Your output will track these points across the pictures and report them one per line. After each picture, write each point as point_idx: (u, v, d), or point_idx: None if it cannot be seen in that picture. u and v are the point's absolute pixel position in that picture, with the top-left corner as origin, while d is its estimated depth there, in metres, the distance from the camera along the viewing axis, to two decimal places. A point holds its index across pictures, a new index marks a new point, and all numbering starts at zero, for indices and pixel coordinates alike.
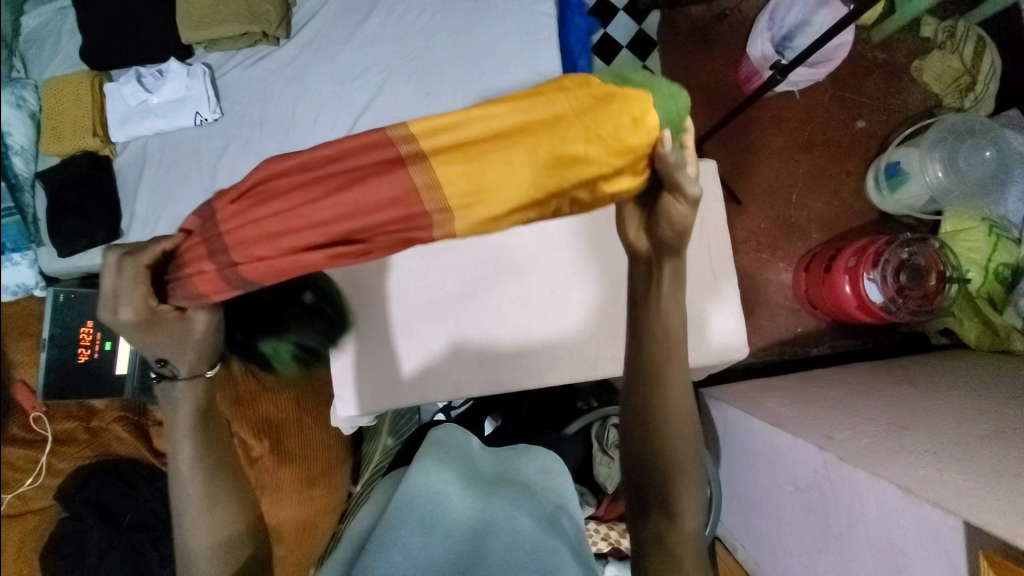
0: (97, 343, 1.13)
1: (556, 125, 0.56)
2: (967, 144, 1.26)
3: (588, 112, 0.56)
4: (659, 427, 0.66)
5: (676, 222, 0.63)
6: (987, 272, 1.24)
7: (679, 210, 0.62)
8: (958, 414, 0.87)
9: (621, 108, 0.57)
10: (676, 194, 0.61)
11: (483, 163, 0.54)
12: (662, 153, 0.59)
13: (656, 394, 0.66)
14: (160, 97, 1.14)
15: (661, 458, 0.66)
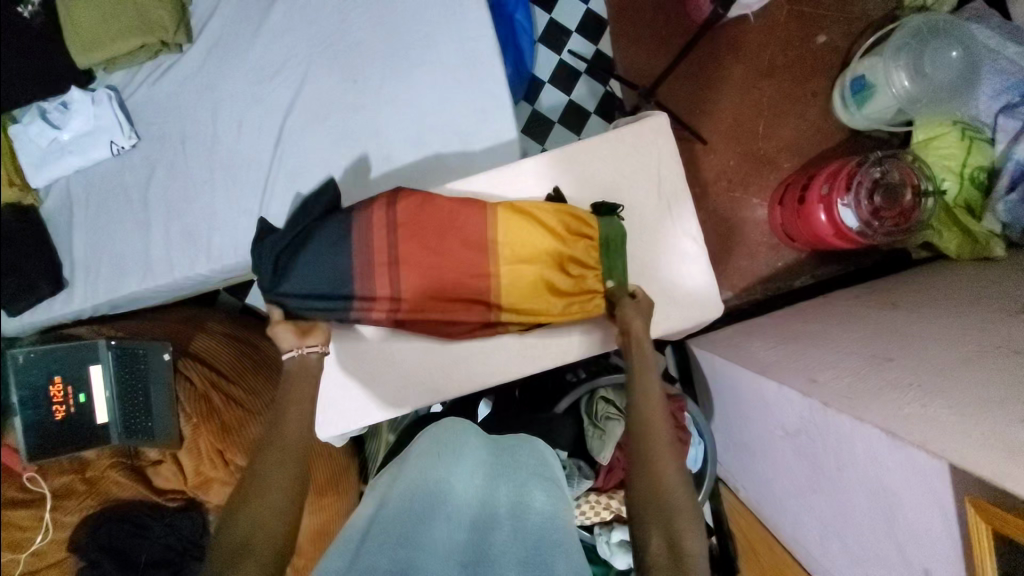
0: (70, 398, 1.11)
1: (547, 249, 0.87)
2: (930, 48, 1.21)
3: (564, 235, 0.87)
4: (647, 429, 0.74)
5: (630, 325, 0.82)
6: (963, 178, 1.20)
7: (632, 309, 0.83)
8: (940, 336, 0.86)
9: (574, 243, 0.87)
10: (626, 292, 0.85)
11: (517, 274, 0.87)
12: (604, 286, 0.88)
13: (643, 420, 0.74)
14: (70, 132, 1.05)
15: (653, 481, 0.69)
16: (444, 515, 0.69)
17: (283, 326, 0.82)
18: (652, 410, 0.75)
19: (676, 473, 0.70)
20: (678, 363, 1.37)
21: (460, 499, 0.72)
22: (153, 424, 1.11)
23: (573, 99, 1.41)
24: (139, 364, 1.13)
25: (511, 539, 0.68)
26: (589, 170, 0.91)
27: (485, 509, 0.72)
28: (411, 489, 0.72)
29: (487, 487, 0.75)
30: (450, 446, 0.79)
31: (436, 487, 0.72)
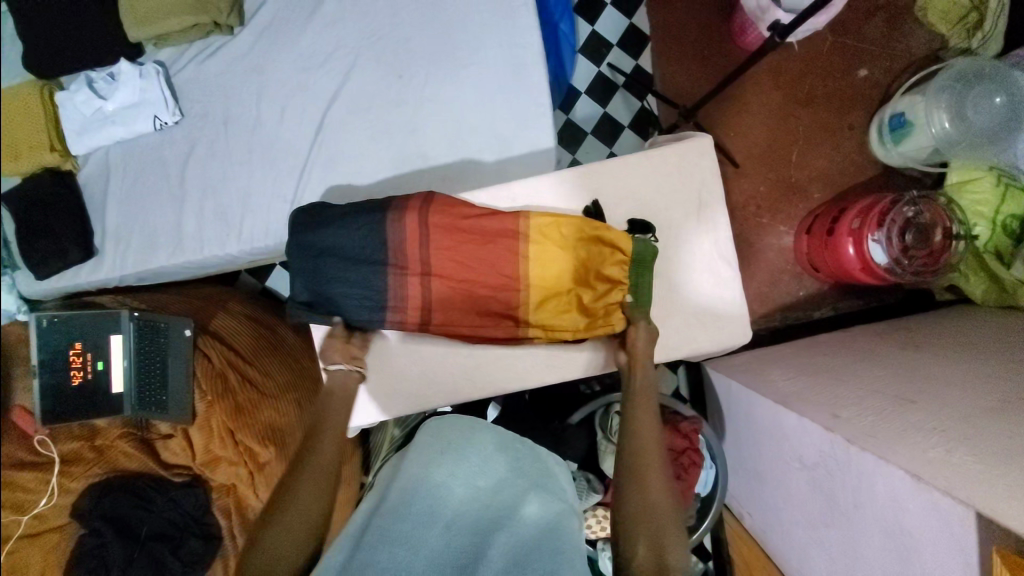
0: (88, 364, 1.10)
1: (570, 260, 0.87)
2: (975, 91, 1.20)
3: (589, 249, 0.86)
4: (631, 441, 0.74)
5: (642, 342, 0.84)
6: (994, 225, 1.20)
7: (643, 335, 0.85)
8: (968, 382, 0.85)
9: (597, 256, 0.87)
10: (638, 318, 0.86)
11: (547, 279, 0.86)
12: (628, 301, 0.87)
13: (634, 433, 0.74)
14: (115, 103, 1.07)
15: (639, 492, 0.69)
16: (442, 524, 0.68)
17: (332, 342, 0.88)
18: (644, 428, 0.75)
19: (666, 499, 0.69)
20: (691, 384, 1.37)
21: (459, 501, 0.72)
22: (167, 397, 1.12)
23: (609, 112, 1.42)
24: (160, 337, 1.13)
25: (508, 545, 0.67)
26: (628, 186, 0.91)
27: (491, 513, 0.72)
28: (410, 489, 0.72)
29: (486, 493, 0.74)
30: (454, 444, 0.79)
31: (432, 491, 0.72)
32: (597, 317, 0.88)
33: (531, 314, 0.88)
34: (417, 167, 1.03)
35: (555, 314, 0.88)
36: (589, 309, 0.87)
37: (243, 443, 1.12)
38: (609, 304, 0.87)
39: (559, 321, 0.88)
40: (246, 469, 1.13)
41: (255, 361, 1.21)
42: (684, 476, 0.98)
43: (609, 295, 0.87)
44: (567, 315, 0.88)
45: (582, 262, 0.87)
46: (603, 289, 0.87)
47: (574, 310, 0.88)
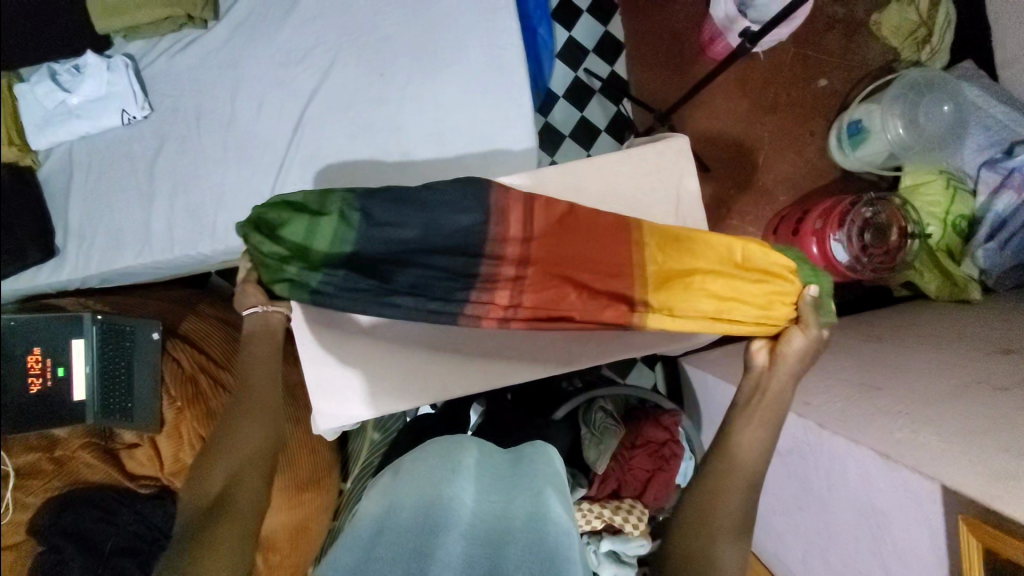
0: (47, 370, 1.02)
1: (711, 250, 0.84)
2: (925, 100, 1.28)
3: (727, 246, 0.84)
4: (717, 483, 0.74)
5: (790, 342, 0.81)
6: (947, 224, 1.27)
7: (797, 342, 0.81)
8: (925, 369, 0.91)
9: (747, 251, 0.83)
10: (801, 323, 0.81)
11: (670, 264, 0.84)
12: (804, 298, 0.81)
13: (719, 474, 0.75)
14: (80, 96, 1.02)
15: (708, 546, 0.70)
16: (458, 529, 0.68)
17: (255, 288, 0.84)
18: (734, 462, 0.75)
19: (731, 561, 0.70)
20: (668, 380, 1.39)
21: (468, 512, 0.72)
22: (133, 404, 1.07)
23: (585, 115, 1.45)
24: (125, 340, 1.09)
25: (526, 551, 0.66)
26: (610, 183, 0.93)
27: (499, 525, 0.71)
28: (421, 505, 0.71)
29: (499, 505, 0.74)
30: (457, 463, 0.78)
31: (447, 502, 0.71)
32: (749, 305, 0.81)
33: (650, 296, 0.82)
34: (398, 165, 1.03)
35: (692, 297, 0.82)
36: (737, 296, 0.81)
37: None
38: (763, 294, 0.81)
39: (684, 306, 0.81)
40: None
41: (228, 365, 1.18)
42: (665, 465, 1.01)
43: (765, 284, 0.81)
44: (707, 299, 0.81)
45: (730, 253, 0.84)
46: (763, 277, 0.81)
47: (718, 295, 0.82)
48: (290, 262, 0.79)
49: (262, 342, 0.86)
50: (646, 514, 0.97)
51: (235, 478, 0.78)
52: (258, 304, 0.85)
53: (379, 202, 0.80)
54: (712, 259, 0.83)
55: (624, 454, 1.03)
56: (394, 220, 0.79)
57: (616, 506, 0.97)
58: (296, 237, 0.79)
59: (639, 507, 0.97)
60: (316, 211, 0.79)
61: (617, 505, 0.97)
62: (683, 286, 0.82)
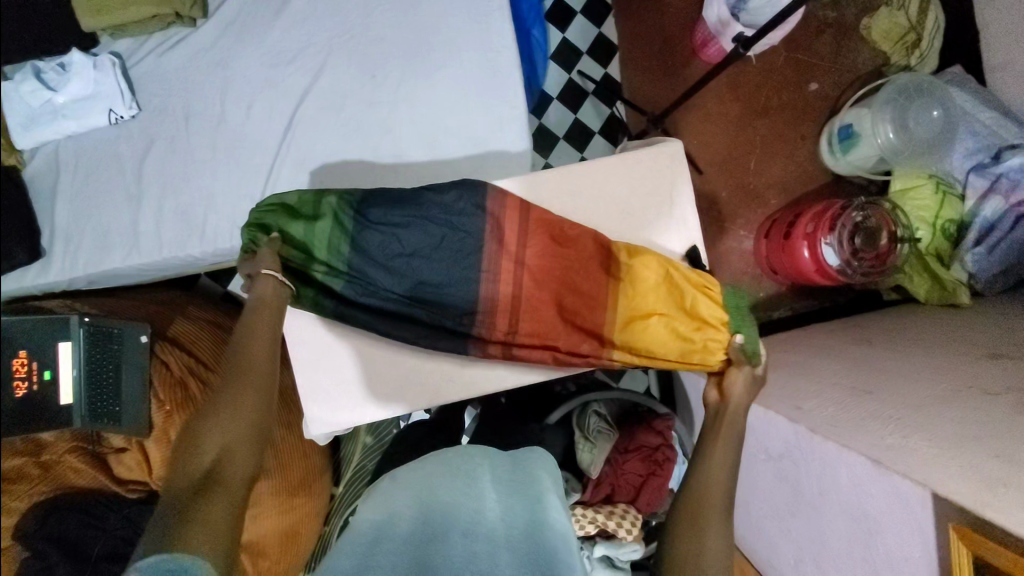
0: (34, 373, 1.02)
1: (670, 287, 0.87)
2: (917, 104, 1.28)
3: (682, 284, 0.86)
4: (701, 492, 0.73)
5: (732, 386, 0.81)
6: (936, 229, 1.29)
7: (739, 383, 0.81)
8: (912, 373, 0.91)
9: (694, 293, 0.85)
10: (740, 365, 0.82)
11: (635, 301, 0.88)
12: (733, 344, 0.83)
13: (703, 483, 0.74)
14: (66, 95, 1.01)
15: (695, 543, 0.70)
16: (458, 533, 0.69)
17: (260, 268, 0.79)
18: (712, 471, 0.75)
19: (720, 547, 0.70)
20: (660, 383, 1.40)
21: (471, 512, 0.73)
22: (120, 408, 1.05)
23: (579, 117, 1.45)
24: (112, 344, 1.07)
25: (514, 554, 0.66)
26: (604, 187, 0.93)
27: (500, 526, 0.72)
28: (425, 511, 0.73)
29: (501, 507, 0.74)
30: (465, 468, 0.80)
31: (447, 508, 0.73)
32: (686, 353, 0.85)
33: (616, 335, 0.88)
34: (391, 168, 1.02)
35: (642, 341, 0.87)
36: (679, 341, 0.85)
37: None
38: (700, 342, 0.84)
39: (643, 347, 0.88)
40: None
41: (218, 367, 1.16)
42: (659, 470, 1.01)
43: (702, 332, 0.84)
44: (655, 346, 0.87)
45: (680, 293, 0.86)
46: (700, 324, 0.85)
47: (663, 342, 0.86)
48: (298, 260, 0.82)
49: (266, 308, 0.77)
50: (639, 519, 0.97)
51: (223, 454, 0.67)
52: (273, 270, 0.78)
53: (373, 203, 0.85)
54: (665, 300, 0.87)
55: (616, 458, 1.03)
56: (392, 220, 0.84)
57: (609, 511, 0.97)
58: (299, 235, 0.83)
59: (633, 513, 0.97)
60: (316, 215, 0.84)
61: (611, 510, 0.97)
62: (634, 322, 0.88)
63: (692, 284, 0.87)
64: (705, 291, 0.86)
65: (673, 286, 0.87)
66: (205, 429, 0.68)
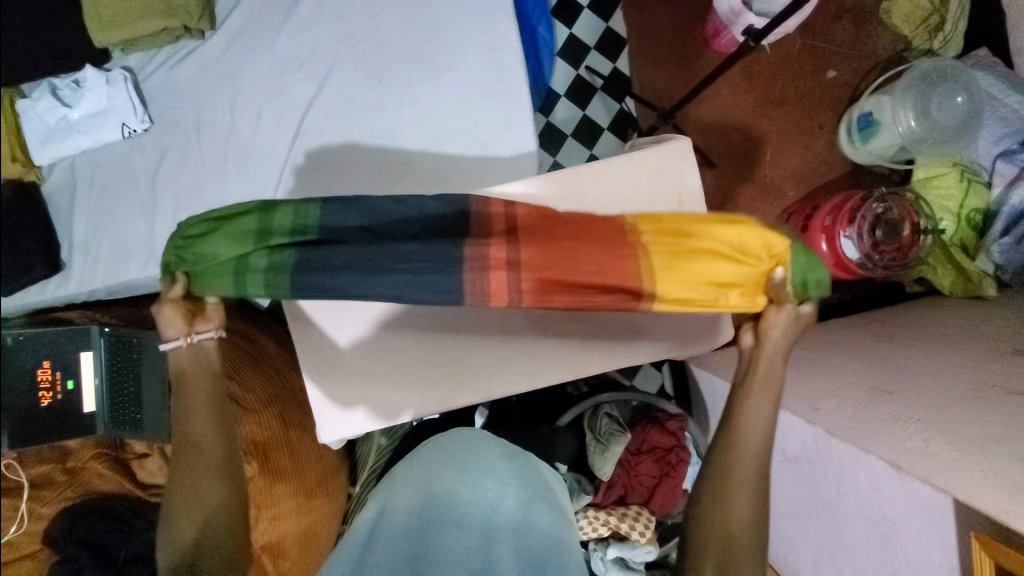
0: (58, 384, 1.01)
1: (718, 222, 0.75)
2: (940, 90, 1.25)
3: (726, 222, 0.75)
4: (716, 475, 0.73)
5: (771, 333, 0.75)
6: (960, 219, 1.25)
7: (777, 326, 0.75)
8: (935, 371, 0.89)
9: (744, 230, 0.74)
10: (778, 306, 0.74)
11: (679, 243, 0.76)
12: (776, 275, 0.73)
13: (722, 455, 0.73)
14: (81, 111, 1.03)
15: (715, 509, 0.71)
16: (456, 524, 0.74)
17: (172, 306, 0.74)
18: (748, 436, 0.73)
19: (743, 517, 0.71)
20: (675, 382, 1.38)
21: (467, 506, 0.77)
22: (142, 415, 1.10)
23: (587, 114, 1.43)
24: (133, 353, 1.12)
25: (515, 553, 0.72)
26: (613, 188, 0.90)
27: (491, 520, 0.76)
28: (420, 502, 0.77)
29: (492, 498, 0.79)
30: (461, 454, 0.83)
31: (448, 498, 0.77)
32: (730, 297, 0.75)
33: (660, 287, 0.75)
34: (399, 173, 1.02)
35: (688, 290, 0.76)
36: (727, 282, 0.75)
37: None
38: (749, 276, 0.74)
39: (691, 299, 0.76)
40: None
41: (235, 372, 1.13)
42: (672, 472, 1.00)
43: (751, 265, 0.74)
44: (704, 289, 0.75)
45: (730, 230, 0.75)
46: (747, 260, 0.74)
47: (708, 285, 0.75)
48: (225, 276, 0.74)
49: (194, 372, 0.75)
50: (652, 522, 0.97)
51: (204, 533, 0.73)
52: (180, 334, 0.74)
53: (341, 206, 0.76)
54: (713, 241, 0.75)
55: (630, 459, 1.02)
56: (360, 230, 0.75)
57: (622, 513, 0.98)
58: (233, 250, 0.75)
59: (646, 515, 0.98)
60: (267, 222, 0.75)
61: (624, 512, 0.98)
62: (668, 267, 0.75)
63: (733, 221, 0.75)
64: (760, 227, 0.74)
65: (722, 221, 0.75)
66: (178, 513, 0.73)
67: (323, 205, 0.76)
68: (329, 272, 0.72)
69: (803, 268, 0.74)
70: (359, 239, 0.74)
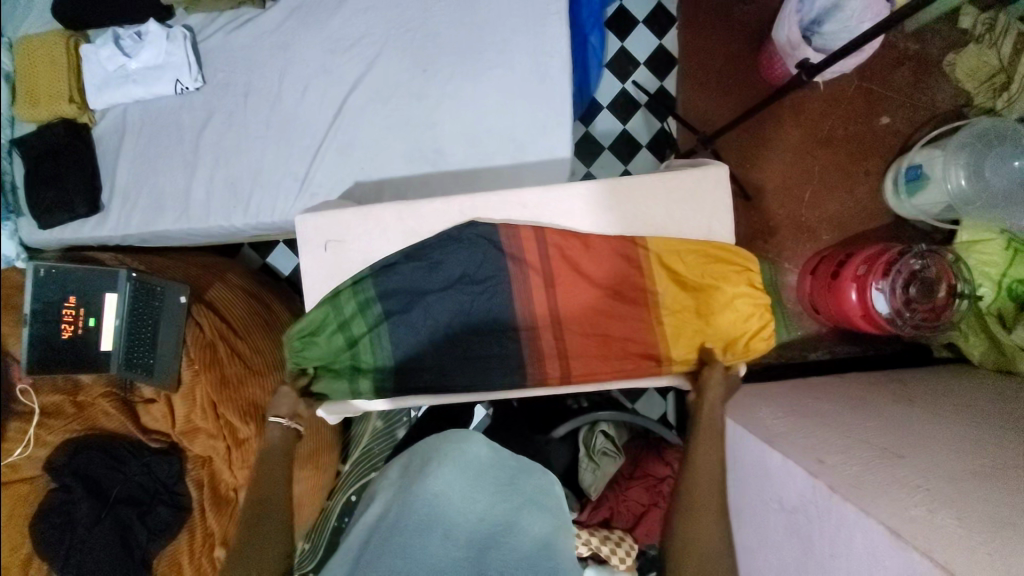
0: (81, 319, 1.09)
1: (724, 279, 0.86)
2: (994, 152, 1.19)
3: (730, 277, 0.86)
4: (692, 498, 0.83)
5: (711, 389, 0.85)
6: (1000, 288, 1.20)
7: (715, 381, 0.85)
8: (952, 442, 0.85)
9: (739, 282, 0.85)
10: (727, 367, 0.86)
11: (692, 300, 0.87)
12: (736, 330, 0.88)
13: (690, 481, 0.83)
14: (139, 62, 1.07)
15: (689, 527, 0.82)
16: (441, 530, 0.81)
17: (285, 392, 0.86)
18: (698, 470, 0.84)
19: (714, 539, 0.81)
20: (678, 410, 1.35)
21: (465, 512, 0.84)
22: (154, 360, 1.11)
23: (628, 129, 1.42)
24: (154, 300, 1.12)
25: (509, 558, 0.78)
26: (642, 204, 0.86)
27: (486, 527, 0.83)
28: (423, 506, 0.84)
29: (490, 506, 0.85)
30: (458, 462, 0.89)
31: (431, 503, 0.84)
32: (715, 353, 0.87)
33: (675, 350, 0.88)
34: (432, 162, 1.03)
35: (699, 351, 0.87)
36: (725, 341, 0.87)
37: (225, 418, 1.13)
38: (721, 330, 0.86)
39: (700, 358, 0.87)
40: (225, 444, 1.13)
41: (246, 334, 1.20)
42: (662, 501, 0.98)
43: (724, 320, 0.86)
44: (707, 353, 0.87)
45: (734, 288, 0.86)
46: (740, 317, 0.85)
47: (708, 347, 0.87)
48: (344, 370, 0.90)
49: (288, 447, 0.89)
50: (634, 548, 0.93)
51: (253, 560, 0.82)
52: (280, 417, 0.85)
53: (394, 288, 0.88)
54: (721, 298, 0.86)
55: (621, 483, 1.02)
56: (419, 301, 0.89)
57: (604, 536, 0.94)
58: (334, 352, 0.89)
59: (629, 541, 0.94)
60: (343, 319, 0.88)
61: (606, 534, 0.94)
62: (685, 327, 0.87)
63: (738, 270, 0.86)
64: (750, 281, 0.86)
65: (718, 272, 0.86)
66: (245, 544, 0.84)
67: (376, 282, 0.88)
68: (422, 340, 0.90)
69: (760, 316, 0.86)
70: (423, 308, 0.89)
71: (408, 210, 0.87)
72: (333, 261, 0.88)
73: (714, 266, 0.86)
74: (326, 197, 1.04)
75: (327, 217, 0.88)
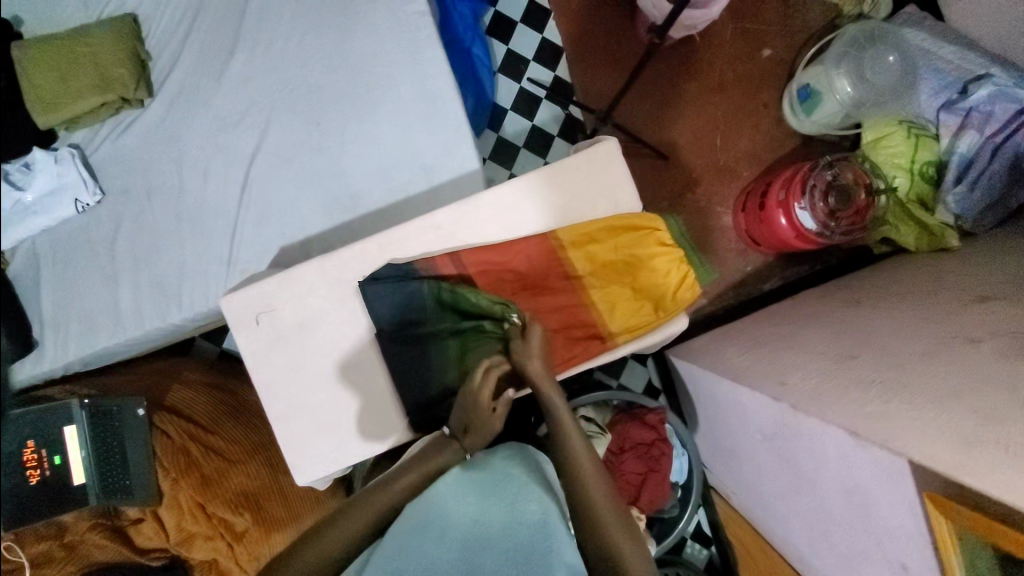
0: (45, 460, 1.07)
1: (635, 245, 0.86)
2: (870, 53, 1.27)
3: (639, 241, 0.86)
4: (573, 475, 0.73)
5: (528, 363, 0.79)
6: (913, 174, 1.25)
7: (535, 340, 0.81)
8: (901, 329, 0.88)
9: (649, 242, 0.86)
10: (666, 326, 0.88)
11: (613, 274, 0.87)
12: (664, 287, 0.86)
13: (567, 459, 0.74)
14: (34, 192, 1.05)
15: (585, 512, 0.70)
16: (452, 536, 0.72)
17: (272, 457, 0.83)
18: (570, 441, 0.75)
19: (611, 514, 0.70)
20: (660, 374, 1.37)
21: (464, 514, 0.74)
22: (131, 481, 1.07)
23: (536, 124, 1.45)
24: (113, 421, 1.09)
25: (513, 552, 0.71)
26: (545, 198, 0.88)
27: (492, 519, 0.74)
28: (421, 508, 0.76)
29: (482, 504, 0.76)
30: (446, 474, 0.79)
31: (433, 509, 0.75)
32: (649, 317, 0.87)
33: (614, 325, 0.87)
34: (349, 209, 1.04)
35: (634, 318, 0.86)
36: (656, 302, 0.86)
37: (216, 515, 1.10)
38: (649, 294, 0.86)
39: (640, 325, 0.86)
40: (224, 542, 1.11)
41: (217, 429, 1.18)
42: (656, 466, 1.01)
43: (649, 284, 0.86)
44: (643, 318, 0.87)
45: (647, 250, 0.86)
46: (661, 275, 0.86)
47: (643, 312, 0.86)
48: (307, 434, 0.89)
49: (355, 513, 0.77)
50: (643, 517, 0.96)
51: None
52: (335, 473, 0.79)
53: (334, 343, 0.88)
54: (637, 263, 0.86)
55: (613, 460, 1.01)
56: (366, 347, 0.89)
57: None
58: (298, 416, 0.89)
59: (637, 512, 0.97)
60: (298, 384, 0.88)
61: None
62: (614, 301, 0.87)
63: (645, 232, 0.87)
64: (657, 240, 0.87)
65: (626, 239, 0.86)
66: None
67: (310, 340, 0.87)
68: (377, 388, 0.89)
69: (676, 269, 0.86)
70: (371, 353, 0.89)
71: (330, 263, 0.88)
72: (268, 332, 0.88)
73: (624, 236, 0.86)
74: (255, 270, 1.04)
75: (251, 291, 0.88)
